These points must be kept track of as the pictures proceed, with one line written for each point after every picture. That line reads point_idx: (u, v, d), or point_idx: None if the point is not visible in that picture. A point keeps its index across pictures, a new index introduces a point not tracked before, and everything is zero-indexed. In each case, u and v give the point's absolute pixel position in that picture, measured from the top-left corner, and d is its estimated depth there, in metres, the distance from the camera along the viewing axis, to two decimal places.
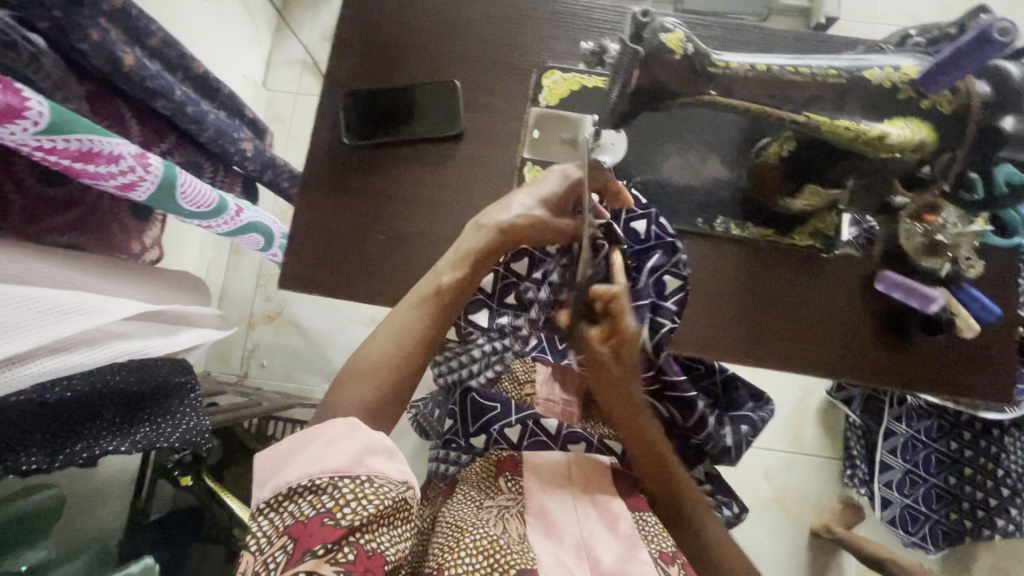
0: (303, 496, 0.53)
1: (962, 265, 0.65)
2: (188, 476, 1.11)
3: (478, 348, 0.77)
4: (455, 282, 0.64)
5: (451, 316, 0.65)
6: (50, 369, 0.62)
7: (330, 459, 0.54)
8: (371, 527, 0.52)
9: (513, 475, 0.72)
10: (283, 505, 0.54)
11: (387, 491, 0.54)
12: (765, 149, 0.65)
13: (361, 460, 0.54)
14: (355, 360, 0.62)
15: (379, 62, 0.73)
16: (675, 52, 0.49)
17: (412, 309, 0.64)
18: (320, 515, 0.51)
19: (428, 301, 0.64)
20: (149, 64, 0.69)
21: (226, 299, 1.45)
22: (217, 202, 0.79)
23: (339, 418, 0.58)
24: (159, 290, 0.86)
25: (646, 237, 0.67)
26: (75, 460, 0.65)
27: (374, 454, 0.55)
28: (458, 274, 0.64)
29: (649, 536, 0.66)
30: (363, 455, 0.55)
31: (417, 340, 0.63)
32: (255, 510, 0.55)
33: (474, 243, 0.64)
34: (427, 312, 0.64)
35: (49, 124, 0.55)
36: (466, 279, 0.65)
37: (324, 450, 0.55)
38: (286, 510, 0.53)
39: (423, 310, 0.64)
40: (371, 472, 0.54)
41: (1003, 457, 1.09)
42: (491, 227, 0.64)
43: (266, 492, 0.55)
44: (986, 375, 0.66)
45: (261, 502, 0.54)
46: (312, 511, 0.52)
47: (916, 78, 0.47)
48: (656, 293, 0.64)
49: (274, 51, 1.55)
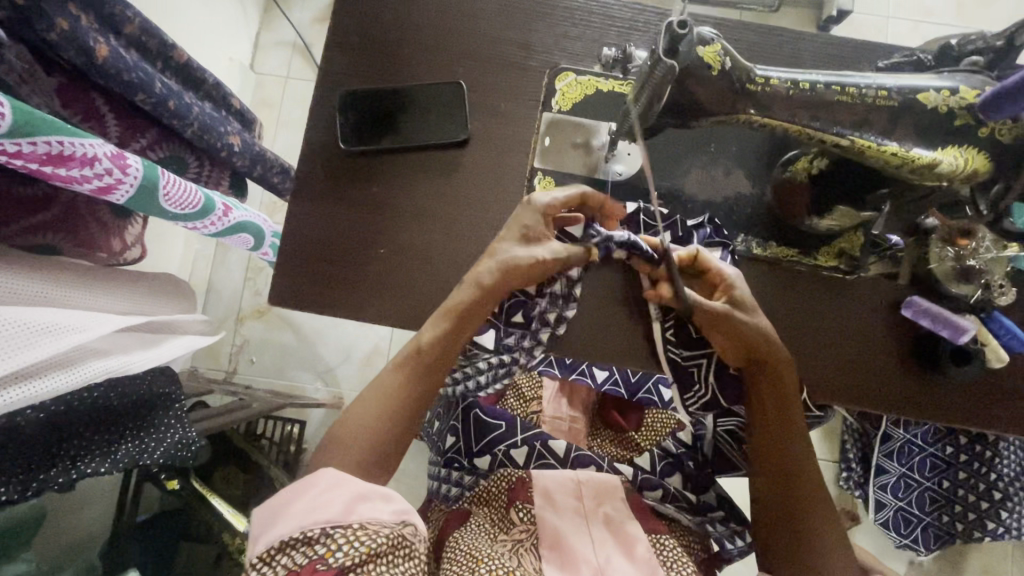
0: (296, 547, 0.50)
1: (993, 292, 0.60)
2: (175, 479, 1.07)
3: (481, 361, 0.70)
4: (438, 342, 0.60)
5: (437, 370, 0.61)
6: (25, 397, 0.57)
7: (321, 509, 0.51)
8: (368, 568, 0.49)
9: (525, 505, 0.68)
10: (276, 559, 0.50)
11: (381, 533, 0.51)
12: (792, 164, 0.61)
13: (353, 508, 0.51)
14: (340, 425, 0.60)
15: (381, 58, 0.68)
16: (712, 67, 0.46)
17: (397, 369, 0.61)
18: (311, 563, 0.49)
19: (412, 359, 0.61)
20: (127, 54, 0.62)
21: (214, 293, 1.40)
22: (205, 201, 0.73)
23: (329, 469, 0.55)
24: (137, 295, 0.81)
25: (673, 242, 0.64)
26: (51, 484, 0.60)
27: (366, 501, 0.53)
28: (436, 334, 0.60)
29: (668, 562, 0.65)
30: (354, 502, 0.52)
31: (396, 408, 0.60)
32: (248, 567, 0.50)
33: (461, 299, 0.60)
34: (406, 369, 0.61)
35: (12, 126, 0.48)
36: (445, 338, 0.60)
37: (317, 500, 0.52)
38: (278, 563, 0.49)
39: (408, 370, 0.61)
40: (363, 518, 0.51)
41: (997, 462, 1.00)
42: (470, 283, 0.60)
43: (257, 547, 0.51)
44: (1002, 404, 0.64)
45: (253, 557, 0.50)
46: (305, 560, 0.49)
47: (974, 103, 0.45)
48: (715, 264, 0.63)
49: (262, 32, 1.46)
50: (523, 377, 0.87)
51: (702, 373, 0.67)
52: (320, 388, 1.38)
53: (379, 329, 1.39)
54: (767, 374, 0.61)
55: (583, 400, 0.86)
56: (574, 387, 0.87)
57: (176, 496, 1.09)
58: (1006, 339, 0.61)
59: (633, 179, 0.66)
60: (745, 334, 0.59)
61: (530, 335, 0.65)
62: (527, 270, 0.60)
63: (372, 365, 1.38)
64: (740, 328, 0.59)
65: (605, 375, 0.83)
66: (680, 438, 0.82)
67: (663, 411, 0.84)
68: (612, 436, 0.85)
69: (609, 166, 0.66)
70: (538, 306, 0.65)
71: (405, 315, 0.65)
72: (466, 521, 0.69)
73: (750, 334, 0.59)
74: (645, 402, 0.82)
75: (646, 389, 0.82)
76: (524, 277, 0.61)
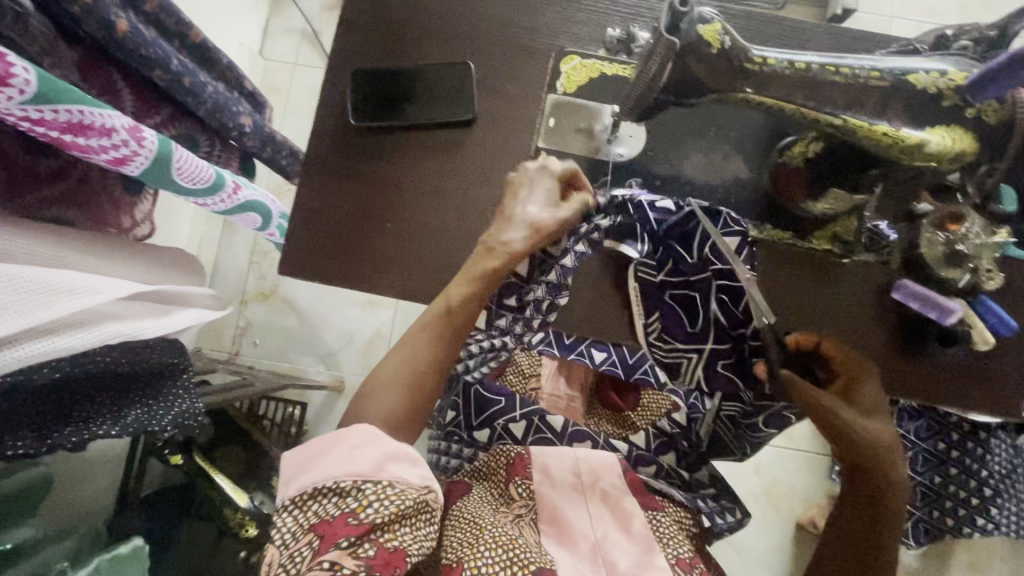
0: (328, 496, 0.52)
1: (982, 276, 0.61)
2: (179, 455, 1.10)
3: (476, 345, 0.82)
4: (465, 303, 0.62)
5: (465, 332, 0.64)
6: (37, 353, 0.59)
7: (354, 463, 0.53)
8: (393, 527, 0.52)
9: (524, 481, 0.70)
10: (307, 503, 0.53)
11: (408, 496, 0.53)
12: (789, 148, 0.63)
13: (384, 465, 0.53)
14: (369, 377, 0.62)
15: (391, 40, 0.70)
16: (712, 45, 0.48)
17: (424, 329, 0.62)
18: (343, 515, 0.51)
19: (440, 321, 0.62)
20: (146, 29, 0.64)
21: (219, 276, 1.42)
22: (214, 179, 0.73)
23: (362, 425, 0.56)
24: (151, 268, 0.83)
25: (677, 213, 0.64)
26: (64, 445, 0.61)
27: (396, 461, 0.54)
28: (467, 294, 0.62)
29: (663, 538, 0.68)
30: (386, 461, 0.54)
31: (425, 374, 0.62)
32: (278, 507, 0.53)
33: (491, 263, 0.62)
34: (435, 331, 0.62)
35: (37, 93, 0.50)
36: (472, 301, 0.62)
37: (350, 455, 0.53)
38: (311, 509, 0.52)
39: (433, 326, 0.62)
40: (393, 478, 0.53)
41: (986, 458, 1.01)
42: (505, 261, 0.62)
43: (290, 491, 0.54)
44: (990, 388, 0.66)
45: (286, 500, 0.53)
46: (336, 511, 0.51)
47: (962, 85, 0.48)
48: (724, 258, 0.63)
49: (272, 18, 1.48)
50: (523, 355, 0.89)
51: (689, 367, 0.71)
52: (321, 371, 1.39)
53: (380, 315, 1.41)
54: (875, 471, 0.63)
55: (580, 380, 0.89)
56: (571, 367, 0.88)
57: (181, 472, 1.11)
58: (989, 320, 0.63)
59: (635, 163, 0.67)
60: (859, 432, 0.61)
61: (523, 320, 0.69)
62: (550, 229, 0.63)
63: (373, 350, 1.40)
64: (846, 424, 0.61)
65: (603, 357, 0.82)
66: (674, 419, 0.82)
67: (659, 392, 0.84)
68: (608, 415, 0.88)
69: (611, 148, 0.67)
70: (531, 293, 0.67)
71: (408, 288, 0.67)
72: (467, 493, 0.70)
73: (857, 431, 0.61)
74: (642, 382, 0.82)
75: (643, 370, 0.82)
76: (547, 239, 0.64)
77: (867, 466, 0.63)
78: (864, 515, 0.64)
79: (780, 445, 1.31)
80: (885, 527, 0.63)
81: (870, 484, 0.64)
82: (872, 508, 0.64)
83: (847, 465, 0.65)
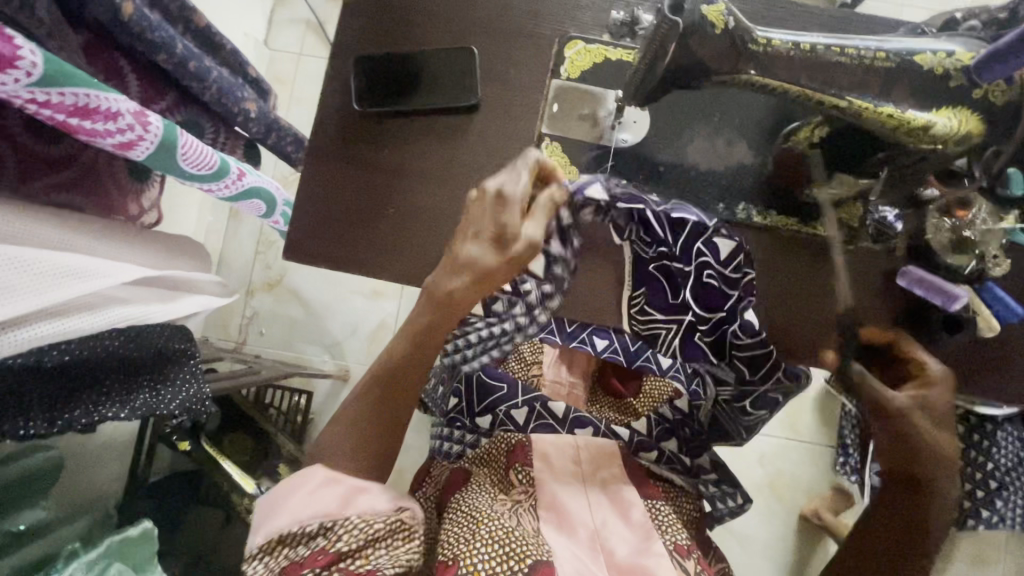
0: (296, 540, 0.54)
1: (988, 263, 0.62)
2: (187, 441, 1.08)
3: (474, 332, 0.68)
4: (459, 286, 0.58)
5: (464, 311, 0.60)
6: (53, 333, 0.60)
7: (317, 504, 0.55)
8: (366, 552, 0.54)
9: (524, 467, 0.72)
10: (278, 550, 0.54)
11: (377, 521, 0.54)
12: (794, 134, 0.64)
13: (349, 501, 0.55)
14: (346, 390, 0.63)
15: (395, 25, 0.70)
16: (716, 26, 0.49)
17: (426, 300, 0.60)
18: (312, 555, 0.53)
19: (438, 303, 0.58)
20: (151, 14, 0.64)
21: (225, 265, 1.43)
22: (219, 165, 0.74)
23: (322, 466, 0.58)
24: (162, 256, 0.84)
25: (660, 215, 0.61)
26: (75, 424, 0.63)
27: (362, 494, 0.56)
28: (458, 281, 0.57)
29: (663, 526, 0.67)
30: (352, 496, 0.56)
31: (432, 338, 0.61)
32: (249, 556, 0.55)
33: (469, 253, 0.56)
34: (435, 307, 0.59)
35: (44, 75, 0.50)
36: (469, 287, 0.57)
37: (312, 496, 0.55)
38: (280, 554, 0.54)
39: (431, 300, 0.59)
40: (359, 510, 0.55)
41: (992, 450, 1.00)
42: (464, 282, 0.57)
43: (259, 539, 0.55)
44: (996, 376, 0.66)
45: (255, 548, 0.54)
46: (306, 552, 0.53)
47: (969, 66, 0.47)
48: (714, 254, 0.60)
49: (277, 8, 1.48)
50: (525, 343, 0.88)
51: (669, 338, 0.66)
52: (326, 360, 1.40)
53: (385, 305, 1.41)
54: (924, 479, 0.61)
55: (582, 367, 0.89)
56: (573, 355, 0.89)
57: (188, 458, 1.13)
58: (996, 307, 0.63)
59: (639, 149, 0.67)
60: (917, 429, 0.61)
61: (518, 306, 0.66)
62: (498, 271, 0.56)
63: (378, 339, 1.41)
64: (904, 416, 0.61)
65: (605, 344, 0.83)
66: (677, 405, 0.80)
67: (660, 379, 0.84)
68: (609, 402, 0.88)
69: (615, 134, 0.67)
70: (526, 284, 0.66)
71: (411, 273, 0.67)
72: (467, 482, 0.71)
73: (913, 426, 0.61)
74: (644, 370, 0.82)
75: (644, 357, 0.82)
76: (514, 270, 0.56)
77: (915, 470, 0.61)
78: (900, 522, 0.62)
79: (784, 436, 1.30)
80: (918, 537, 0.61)
81: (914, 490, 0.61)
82: (909, 517, 0.61)
83: (895, 469, 0.63)
